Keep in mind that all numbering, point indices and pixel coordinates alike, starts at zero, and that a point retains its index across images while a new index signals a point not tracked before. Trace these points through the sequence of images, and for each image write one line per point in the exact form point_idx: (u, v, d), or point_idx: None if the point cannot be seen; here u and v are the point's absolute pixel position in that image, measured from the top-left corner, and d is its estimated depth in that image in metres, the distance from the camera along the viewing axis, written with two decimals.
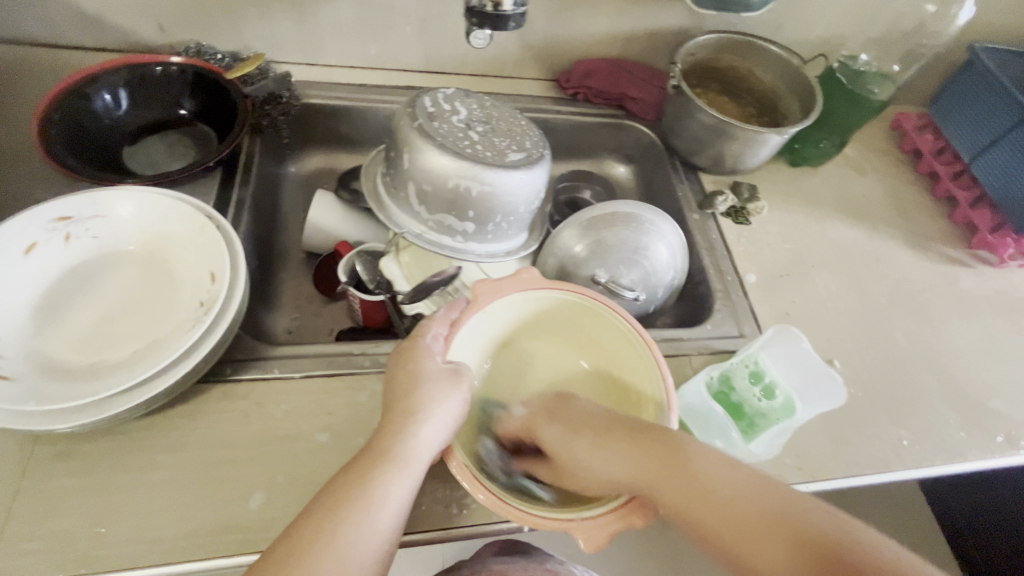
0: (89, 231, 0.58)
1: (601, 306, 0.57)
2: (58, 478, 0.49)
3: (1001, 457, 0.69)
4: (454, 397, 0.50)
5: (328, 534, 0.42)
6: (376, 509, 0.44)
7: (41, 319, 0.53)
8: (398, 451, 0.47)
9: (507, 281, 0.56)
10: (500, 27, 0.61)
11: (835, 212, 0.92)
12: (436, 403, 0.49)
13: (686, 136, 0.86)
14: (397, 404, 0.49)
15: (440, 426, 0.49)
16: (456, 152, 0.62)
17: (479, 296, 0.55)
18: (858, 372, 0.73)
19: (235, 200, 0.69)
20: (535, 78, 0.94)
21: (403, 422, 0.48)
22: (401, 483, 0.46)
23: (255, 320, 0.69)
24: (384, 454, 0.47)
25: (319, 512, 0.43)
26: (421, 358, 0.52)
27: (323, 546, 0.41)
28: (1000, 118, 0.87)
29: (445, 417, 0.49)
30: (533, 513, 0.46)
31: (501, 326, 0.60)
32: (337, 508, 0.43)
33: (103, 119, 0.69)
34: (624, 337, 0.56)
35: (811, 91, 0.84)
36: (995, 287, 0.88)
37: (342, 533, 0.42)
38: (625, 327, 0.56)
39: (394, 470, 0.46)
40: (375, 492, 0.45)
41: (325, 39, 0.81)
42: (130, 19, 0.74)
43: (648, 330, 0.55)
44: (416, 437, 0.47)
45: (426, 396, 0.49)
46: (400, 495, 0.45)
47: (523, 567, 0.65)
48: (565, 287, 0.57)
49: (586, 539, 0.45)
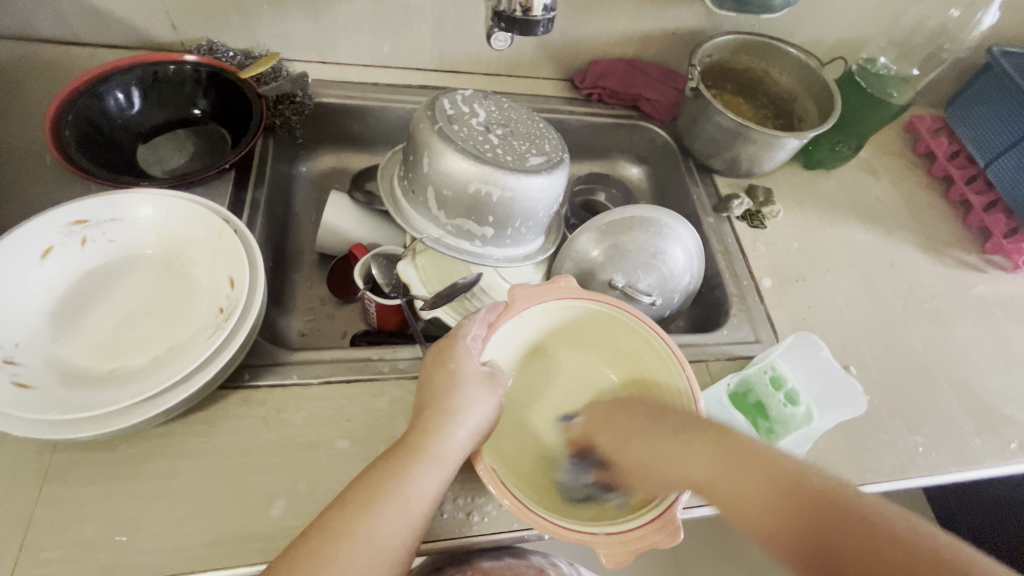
0: (106, 234, 0.57)
1: (629, 318, 0.56)
2: (78, 485, 0.48)
3: (1015, 464, 0.69)
4: (489, 399, 0.51)
5: (362, 528, 0.42)
6: (409, 504, 0.44)
7: (58, 325, 0.52)
8: (434, 450, 0.47)
9: (543, 288, 0.56)
10: (528, 32, 0.60)
11: (849, 216, 0.91)
12: (475, 404, 0.50)
13: (702, 138, 0.85)
14: (434, 402, 0.50)
15: (475, 428, 0.49)
16: (477, 156, 0.61)
17: (515, 301, 0.55)
18: (874, 378, 0.73)
19: (249, 202, 0.69)
20: (549, 78, 0.93)
21: (440, 421, 0.49)
22: (434, 481, 0.46)
23: (270, 323, 0.69)
24: (420, 451, 0.47)
25: (353, 504, 0.43)
26: (462, 359, 0.52)
27: (357, 539, 0.42)
28: (1017, 124, 0.86)
29: (478, 420, 0.50)
30: (557, 525, 0.46)
31: (530, 332, 0.59)
32: (371, 502, 0.43)
33: (116, 119, 0.68)
34: (655, 351, 0.56)
35: (829, 94, 0.83)
36: (1008, 292, 0.87)
37: (377, 527, 0.42)
38: (657, 342, 0.55)
39: (429, 469, 0.47)
40: (409, 488, 0.45)
41: (339, 37, 0.80)
42: (141, 16, 0.73)
43: (678, 345, 0.55)
44: (451, 438, 0.48)
45: (463, 398, 0.50)
46: (431, 494, 0.46)
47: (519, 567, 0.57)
48: (596, 297, 0.57)
49: (608, 554, 0.45)
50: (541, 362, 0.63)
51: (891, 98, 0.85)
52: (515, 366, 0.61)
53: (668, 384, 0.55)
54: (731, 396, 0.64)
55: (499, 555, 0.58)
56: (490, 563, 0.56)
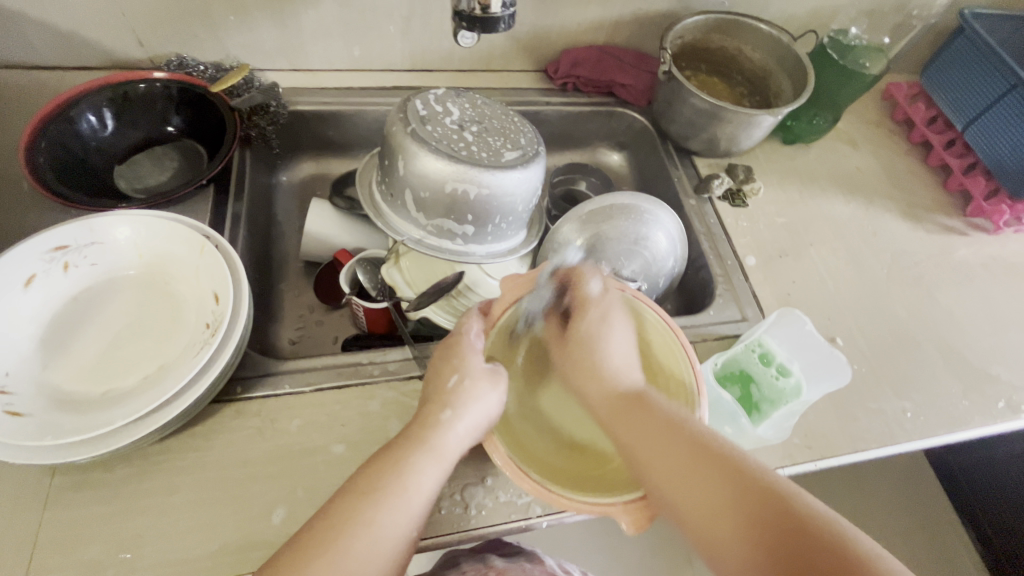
0: (88, 258, 0.57)
1: (625, 295, 0.59)
2: (79, 506, 0.49)
3: (1002, 422, 0.71)
4: (493, 394, 0.52)
5: (364, 516, 0.43)
6: (407, 493, 0.45)
7: (47, 352, 0.53)
8: (435, 442, 0.49)
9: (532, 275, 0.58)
10: (490, 29, 0.60)
11: (829, 188, 0.92)
12: (476, 399, 0.51)
13: (679, 120, 0.85)
14: (435, 396, 0.51)
15: (476, 419, 0.51)
16: (452, 155, 0.61)
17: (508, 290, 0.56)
18: (859, 347, 0.74)
19: (230, 215, 0.69)
20: (523, 70, 0.92)
21: (441, 413, 0.50)
22: (432, 471, 0.47)
23: (260, 334, 0.69)
24: (420, 443, 0.48)
25: (355, 493, 0.44)
26: (466, 354, 0.53)
27: (358, 527, 0.42)
28: (991, 85, 0.87)
29: (478, 415, 0.51)
30: (575, 499, 0.48)
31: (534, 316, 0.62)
32: (371, 490, 0.45)
33: (90, 141, 0.68)
34: (654, 330, 0.58)
35: (802, 68, 0.83)
36: (991, 254, 0.88)
37: (378, 515, 0.43)
38: (652, 317, 0.58)
39: (428, 458, 0.48)
40: (408, 478, 0.46)
41: (308, 43, 0.80)
42: (108, 36, 0.73)
43: (674, 319, 0.57)
44: (451, 430, 0.49)
45: (465, 390, 0.51)
46: (430, 484, 0.47)
47: (523, 568, 0.60)
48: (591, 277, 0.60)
49: (628, 520, 0.47)
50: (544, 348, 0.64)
51: (863, 69, 0.85)
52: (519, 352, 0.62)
53: (666, 358, 0.57)
54: (717, 377, 0.65)
55: (512, 559, 0.61)
56: (504, 563, 0.60)
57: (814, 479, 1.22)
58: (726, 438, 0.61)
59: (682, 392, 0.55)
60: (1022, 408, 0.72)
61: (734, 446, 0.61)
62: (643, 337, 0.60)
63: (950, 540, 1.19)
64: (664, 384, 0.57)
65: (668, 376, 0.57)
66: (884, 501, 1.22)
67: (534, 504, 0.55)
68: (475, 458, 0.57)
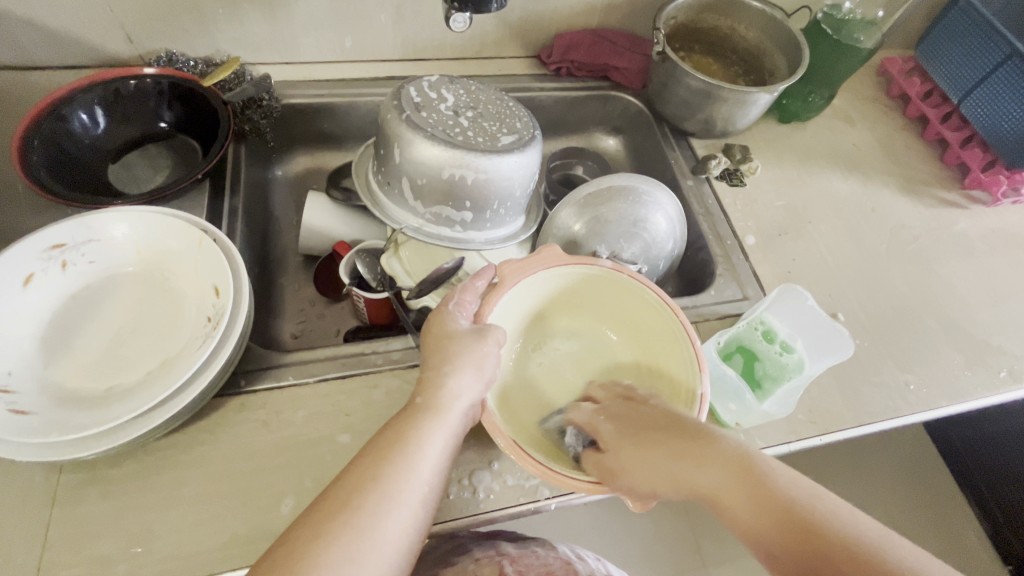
0: (85, 255, 0.57)
1: (623, 277, 0.59)
2: (86, 503, 0.49)
3: (1005, 392, 0.71)
4: (482, 350, 0.52)
5: (377, 474, 0.44)
6: (417, 453, 0.46)
7: (49, 351, 0.53)
8: (435, 401, 0.49)
9: (530, 259, 0.58)
10: (482, 10, 0.60)
11: (827, 165, 0.92)
12: (466, 358, 0.51)
13: (674, 101, 0.84)
14: (430, 360, 0.52)
15: (476, 376, 0.51)
16: (448, 141, 0.61)
17: (506, 276, 0.57)
18: (862, 323, 0.74)
19: (227, 209, 0.69)
20: (516, 56, 0.92)
21: (431, 373, 0.51)
22: (440, 431, 0.48)
23: (262, 329, 0.69)
24: (417, 406, 0.49)
25: (368, 457, 0.46)
26: (446, 321, 0.54)
27: (371, 485, 0.44)
28: (988, 56, 0.86)
29: (474, 369, 0.51)
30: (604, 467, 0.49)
31: (531, 300, 0.61)
32: (382, 453, 0.46)
33: (83, 140, 0.68)
34: (653, 310, 0.58)
35: (796, 43, 0.83)
36: (990, 226, 0.88)
37: (388, 473, 0.45)
38: (652, 297, 0.58)
39: (434, 419, 0.49)
40: (416, 439, 0.47)
41: (299, 35, 0.79)
42: (97, 33, 0.72)
43: (672, 298, 0.58)
44: (448, 387, 0.50)
45: (451, 350, 0.51)
46: (438, 443, 0.48)
47: (541, 561, 0.59)
48: (587, 262, 0.59)
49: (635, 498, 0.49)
50: (546, 326, 0.64)
51: (859, 43, 0.84)
52: (519, 333, 0.62)
53: (664, 335, 0.58)
54: (720, 355, 0.66)
55: (524, 545, 0.61)
56: (517, 551, 0.59)
57: (819, 458, 1.22)
58: (730, 415, 0.61)
59: (685, 364, 0.55)
60: None
61: (737, 423, 0.61)
62: (640, 314, 0.60)
63: (955, 516, 1.19)
64: (664, 360, 0.58)
65: (668, 352, 0.58)
66: (889, 479, 1.22)
67: (542, 486, 0.56)
68: (481, 443, 0.57)
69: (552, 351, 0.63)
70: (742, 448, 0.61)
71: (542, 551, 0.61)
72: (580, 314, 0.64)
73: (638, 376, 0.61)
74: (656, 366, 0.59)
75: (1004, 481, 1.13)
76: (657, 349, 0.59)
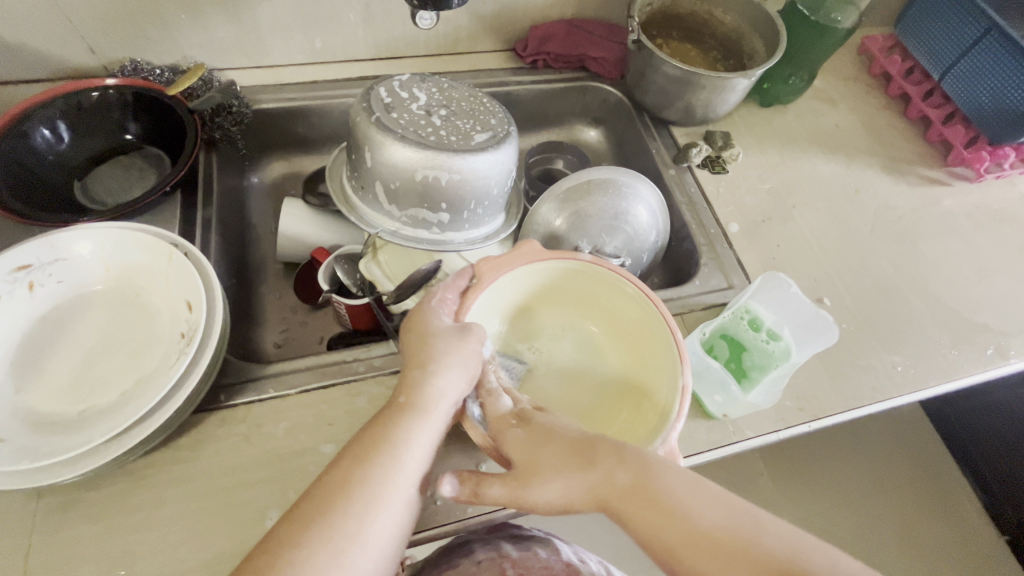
0: (53, 275, 0.56)
1: (602, 269, 0.58)
2: (66, 528, 0.48)
3: (992, 368, 0.71)
4: (466, 348, 0.51)
5: (358, 478, 0.43)
6: (401, 454, 0.45)
7: (19, 376, 0.52)
8: (421, 399, 0.48)
9: (510, 256, 0.57)
10: (444, 6, 0.58)
11: (809, 148, 0.91)
12: (449, 355, 0.50)
13: (652, 90, 0.83)
14: (414, 358, 0.50)
15: (459, 374, 0.50)
16: (420, 142, 0.60)
17: (484, 274, 0.56)
18: (848, 307, 0.74)
19: (200, 220, 0.67)
20: (491, 50, 0.90)
21: (415, 372, 0.50)
22: (425, 431, 0.47)
23: (242, 340, 0.68)
24: (402, 405, 0.48)
25: (351, 460, 0.44)
26: (429, 318, 0.52)
27: (354, 489, 0.43)
28: (965, 32, 0.85)
29: (459, 367, 0.50)
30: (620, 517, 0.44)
31: (510, 297, 0.60)
32: (364, 455, 0.45)
33: (47, 155, 0.66)
34: (634, 302, 0.58)
35: (773, 26, 0.81)
36: (975, 202, 0.88)
37: (373, 476, 0.44)
38: (631, 289, 0.57)
39: (416, 418, 0.47)
40: (400, 439, 0.46)
41: (267, 38, 0.77)
42: (57, 44, 0.70)
43: (653, 290, 0.57)
44: (432, 386, 0.49)
45: (435, 349, 0.50)
46: (421, 443, 0.47)
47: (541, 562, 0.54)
48: (562, 255, 0.58)
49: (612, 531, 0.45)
50: (529, 325, 0.63)
51: (836, 23, 0.83)
52: (501, 333, 0.61)
53: (647, 326, 0.58)
54: (705, 347, 0.65)
55: None
56: (518, 553, 0.53)
57: (816, 441, 1.22)
58: (717, 407, 0.61)
59: (668, 357, 0.54)
60: (1011, 352, 0.72)
61: (725, 414, 0.61)
62: (621, 307, 0.59)
63: (950, 490, 1.20)
64: (649, 354, 0.58)
65: (652, 347, 0.57)
66: (885, 457, 1.23)
67: None
68: (467, 447, 0.57)
69: (536, 351, 0.62)
70: (730, 439, 0.60)
71: (545, 553, 0.55)
72: (563, 310, 0.64)
73: (624, 371, 0.60)
74: (642, 358, 0.59)
75: (998, 454, 1.14)
76: (642, 342, 0.59)
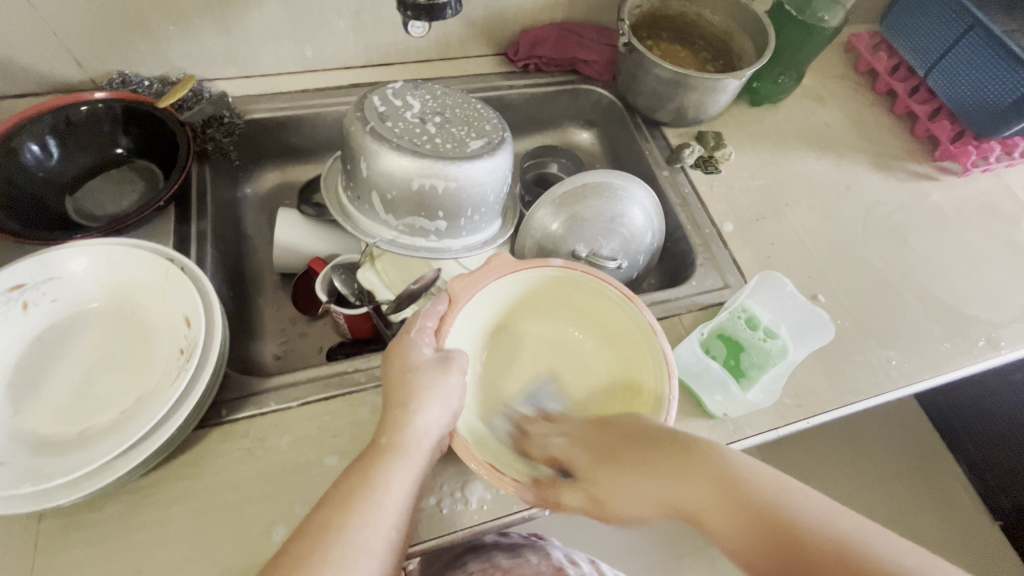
0: (47, 294, 0.55)
1: (579, 273, 0.58)
2: (69, 551, 0.48)
3: (984, 360, 0.72)
4: (448, 381, 0.51)
5: (336, 525, 0.42)
6: (382, 496, 0.45)
7: (15, 399, 0.51)
8: (402, 438, 0.48)
9: (479, 272, 0.56)
10: (437, 15, 0.58)
11: (800, 146, 0.92)
12: (431, 390, 0.50)
13: (644, 92, 0.83)
14: (395, 396, 0.51)
15: (441, 410, 0.50)
16: (416, 151, 0.60)
17: (457, 295, 0.55)
18: (843, 303, 0.75)
19: (195, 234, 0.67)
20: (483, 54, 0.90)
21: (396, 412, 0.50)
22: (406, 472, 0.47)
23: (241, 353, 0.68)
24: (383, 445, 0.48)
25: (332, 506, 0.44)
26: (410, 352, 0.52)
27: (332, 537, 0.42)
28: (949, 29, 0.87)
29: (440, 402, 0.51)
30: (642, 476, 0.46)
31: (490, 312, 0.59)
32: (344, 501, 0.44)
33: (36, 172, 0.65)
34: (612, 302, 0.58)
35: (761, 26, 0.82)
36: (963, 196, 0.89)
37: (353, 523, 0.43)
38: (610, 290, 0.57)
39: (397, 459, 0.47)
40: (380, 481, 0.46)
41: (257, 47, 0.77)
42: (44, 58, 0.69)
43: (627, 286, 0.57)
44: (413, 426, 0.49)
45: (417, 385, 0.50)
46: (403, 484, 0.46)
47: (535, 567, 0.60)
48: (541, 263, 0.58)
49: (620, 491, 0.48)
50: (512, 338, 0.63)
51: (822, 23, 0.85)
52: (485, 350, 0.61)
53: (624, 322, 0.58)
54: (704, 347, 0.66)
55: (529, 552, 0.61)
56: (510, 561, 0.60)
57: (813, 436, 1.24)
58: (717, 406, 0.61)
59: (651, 354, 0.55)
60: (1002, 344, 0.74)
61: (725, 413, 0.61)
62: (598, 308, 0.60)
63: (946, 480, 1.22)
64: (631, 354, 0.58)
65: (630, 342, 0.58)
66: (881, 449, 1.24)
67: None
68: None
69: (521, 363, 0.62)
70: (733, 438, 0.61)
71: (536, 558, 0.61)
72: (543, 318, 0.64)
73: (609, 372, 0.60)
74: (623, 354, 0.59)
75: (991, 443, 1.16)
76: (621, 341, 0.59)
